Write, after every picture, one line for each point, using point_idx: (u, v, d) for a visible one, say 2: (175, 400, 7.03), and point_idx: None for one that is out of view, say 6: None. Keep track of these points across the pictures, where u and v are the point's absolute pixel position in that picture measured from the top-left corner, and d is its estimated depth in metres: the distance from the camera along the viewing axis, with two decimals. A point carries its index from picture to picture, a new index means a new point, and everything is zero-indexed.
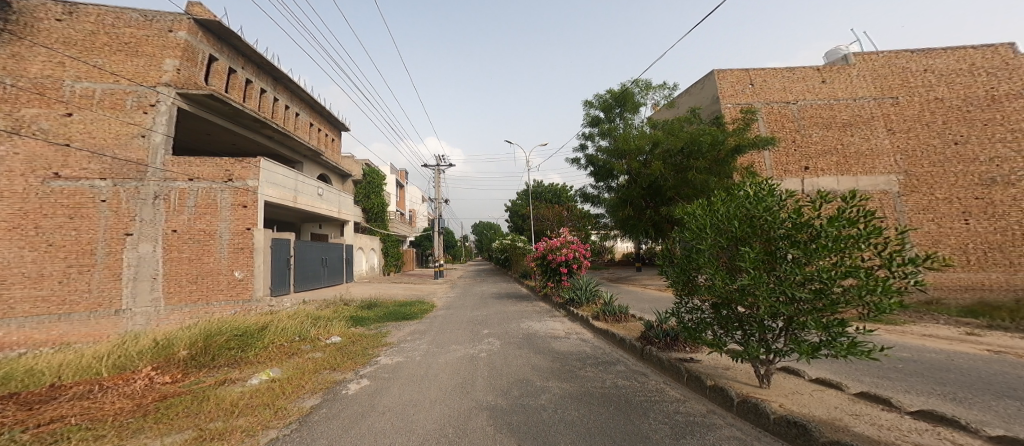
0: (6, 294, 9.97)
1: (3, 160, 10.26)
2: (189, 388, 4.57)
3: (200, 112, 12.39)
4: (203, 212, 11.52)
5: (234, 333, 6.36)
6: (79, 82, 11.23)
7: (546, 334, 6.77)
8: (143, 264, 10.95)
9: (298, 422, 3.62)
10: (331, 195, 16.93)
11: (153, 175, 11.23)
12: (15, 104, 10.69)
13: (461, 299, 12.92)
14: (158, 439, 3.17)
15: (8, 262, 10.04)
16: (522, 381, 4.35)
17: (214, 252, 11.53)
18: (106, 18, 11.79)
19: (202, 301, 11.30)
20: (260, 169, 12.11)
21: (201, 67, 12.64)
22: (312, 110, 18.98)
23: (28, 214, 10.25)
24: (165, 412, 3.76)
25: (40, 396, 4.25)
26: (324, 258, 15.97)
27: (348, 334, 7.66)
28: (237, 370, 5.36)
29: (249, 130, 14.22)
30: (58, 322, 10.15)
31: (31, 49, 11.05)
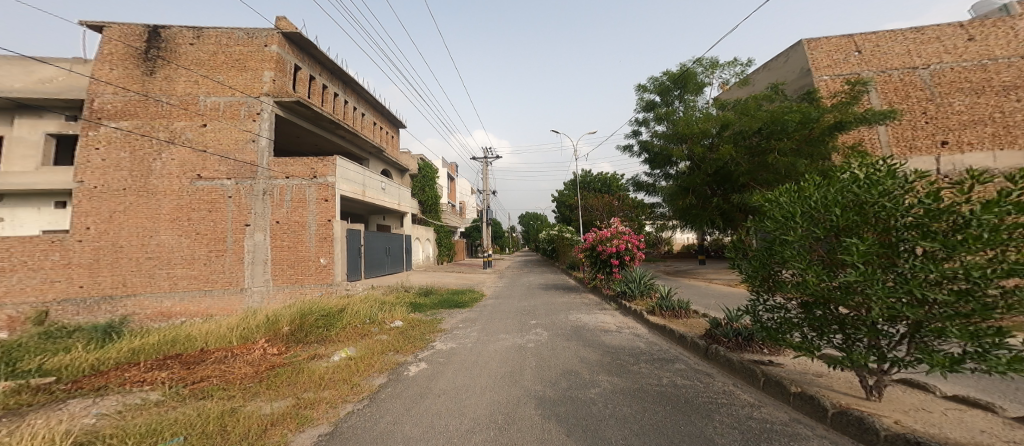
0: (171, 273, 12.46)
1: (164, 164, 12.69)
2: (290, 360, 5.25)
3: (291, 117, 13.94)
4: (297, 206, 12.97)
5: (320, 314, 7.14)
6: (208, 97, 13.19)
7: (596, 328, 6.58)
8: (258, 250, 12.72)
9: (369, 399, 3.97)
10: (392, 189, 18.05)
11: (262, 174, 12.92)
12: (169, 119, 12.99)
13: (510, 288, 13.14)
14: (268, 404, 3.70)
15: (172, 246, 12.48)
16: (572, 373, 4.30)
17: (305, 241, 12.92)
18: (221, 39, 13.58)
19: (297, 284, 12.81)
20: (336, 166, 13.18)
21: (289, 76, 14.07)
22: (376, 110, 20.36)
23: (182, 209, 12.59)
24: (273, 380, 4.37)
25: (194, 358, 5.24)
26: (388, 248, 17.14)
27: (409, 319, 8.20)
28: (323, 347, 6.00)
29: (325, 131, 15.65)
30: (204, 297, 12.46)
31: (176, 71, 13.23)
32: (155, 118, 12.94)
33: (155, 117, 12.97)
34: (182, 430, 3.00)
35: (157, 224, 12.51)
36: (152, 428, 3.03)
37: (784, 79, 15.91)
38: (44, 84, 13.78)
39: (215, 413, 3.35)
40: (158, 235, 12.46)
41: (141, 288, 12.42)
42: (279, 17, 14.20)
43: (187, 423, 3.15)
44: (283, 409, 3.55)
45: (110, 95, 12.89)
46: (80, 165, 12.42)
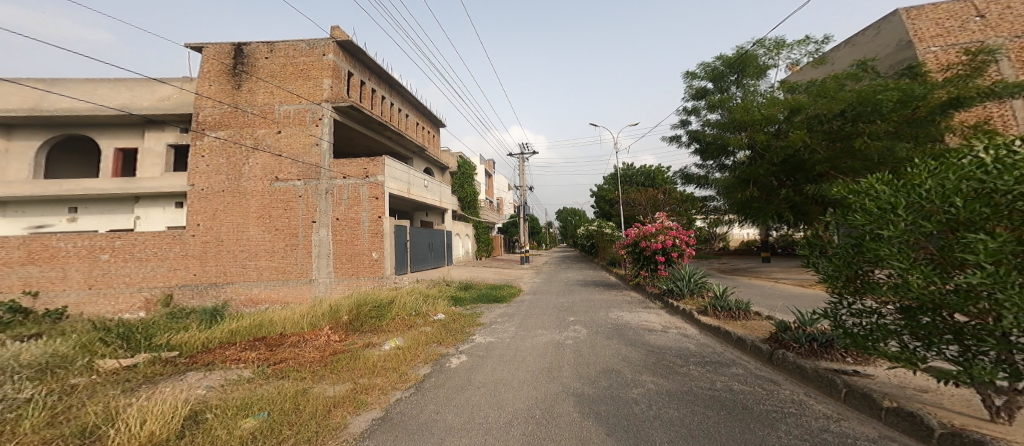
0: (257, 264, 13.93)
1: (252, 167, 14.17)
2: (347, 347, 5.67)
3: (345, 120, 14.85)
4: (353, 203, 13.83)
5: (373, 305, 7.64)
6: (282, 105, 14.38)
7: (640, 327, 6.36)
8: (322, 244, 13.82)
9: (415, 387, 4.17)
10: (434, 187, 18.67)
11: (325, 175, 13.94)
12: (253, 127, 14.41)
13: (547, 284, 13.11)
14: (331, 387, 4.10)
15: (258, 241, 13.95)
16: (613, 371, 4.21)
17: (360, 237, 13.75)
18: (289, 51, 14.60)
19: (353, 276, 13.68)
20: (385, 165, 13.90)
21: (343, 82, 14.91)
22: (418, 110, 21.09)
23: (266, 208, 14.01)
24: (335, 365, 4.77)
25: (275, 341, 6.01)
26: (431, 243, 17.78)
27: (450, 312, 8.48)
28: (375, 337, 6.39)
29: (374, 132, 16.51)
30: (282, 286, 13.84)
31: (257, 83, 14.57)
32: (242, 126, 14.45)
33: (242, 125, 14.48)
34: (262, 407, 3.42)
35: (246, 221, 14.03)
36: (243, 403, 3.50)
37: (876, 56, 14.29)
38: (163, 102, 15.67)
39: (291, 392, 3.80)
40: (249, 231, 13.99)
41: (236, 277, 13.98)
42: (334, 26, 15.07)
43: (264, 401, 3.57)
44: (344, 392, 3.90)
45: (209, 108, 14.57)
46: (191, 171, 14.39)
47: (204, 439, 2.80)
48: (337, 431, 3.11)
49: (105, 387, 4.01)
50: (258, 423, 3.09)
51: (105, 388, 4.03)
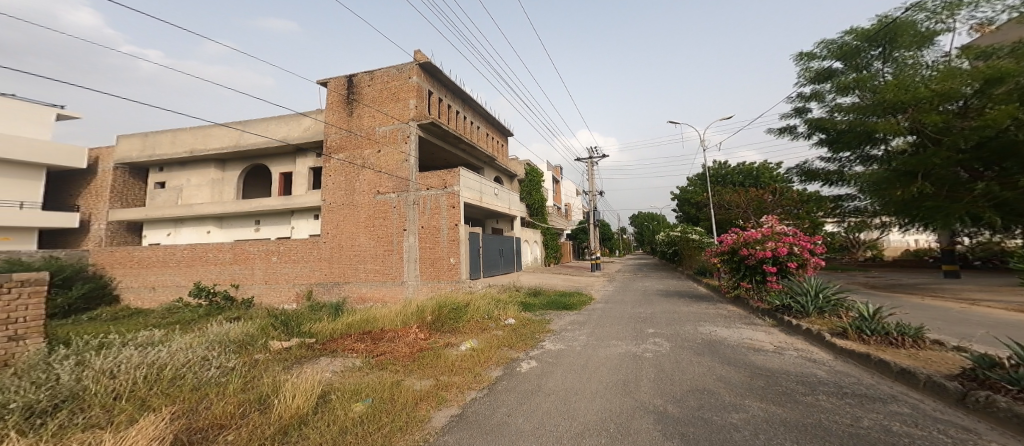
0: (366, 267, 15.62)
1: (359, 183, 16.11)
2: (430, 345, 6.04)
3: (427, 136, 16.10)
4: (435, 212, 14.84)
5: (451, 306, 8.13)
6: (379, 127, 16.05)
7: (735, 344, 5.70)
8: (410, 250, 15.03)
9: (488, 389, 4.27)
10: (504, 194, 19.19)
11: (411, 188, 15.20)
12: (358, 149, 16.32)
13: (622, 293, 12.52)
14: (418, 381, 4.44)
15: (367, 246, 15.68)
16: (701, 391, 3.83)
17: (440, 243, 14.64)
18: (383, 77, 16.24)
19: (436, 280, 14.59)
20: (460, 176, 14.72)
21: (425, 101, 16.12)
22: (488, 122, 21.99)
23: (370, 218, 15.75)
24: (419, 362, 5.10)
25: (378, 334, 6.82)
26: (501, 250, 18.18)
27: (520, 317, 8.55)
28: (453, 337, 6.73)
29: (450, 145, 17.61)
30: (381, 286, 15.33)
31: (362, 109, 16.50)
32: (348, 147, 16.51)
33: (348, 147, 16.54)
34: (367, 394, 3.89)
35: (357, 231, 15.91)
36: (356, 388, 4.06)
37: None
38: (308, 132, 17.98)
39: (387, 383, 4.21)
40: (362, 238, 15.80)
41: (352, 278, 15.77)
42: (416, 51, 16.45)
43: (368, 388, 4.05)
44: (428, 388, 4.18)
45: (336, 135, 16.85)
46: (324, 189, 16.79)
47: (328, 417, 3.31)
48: (423, 423, 3.32)
49: (272, 363, 5.02)
50: (364, 407, 3.53)
51: (274, 364, 5.06)
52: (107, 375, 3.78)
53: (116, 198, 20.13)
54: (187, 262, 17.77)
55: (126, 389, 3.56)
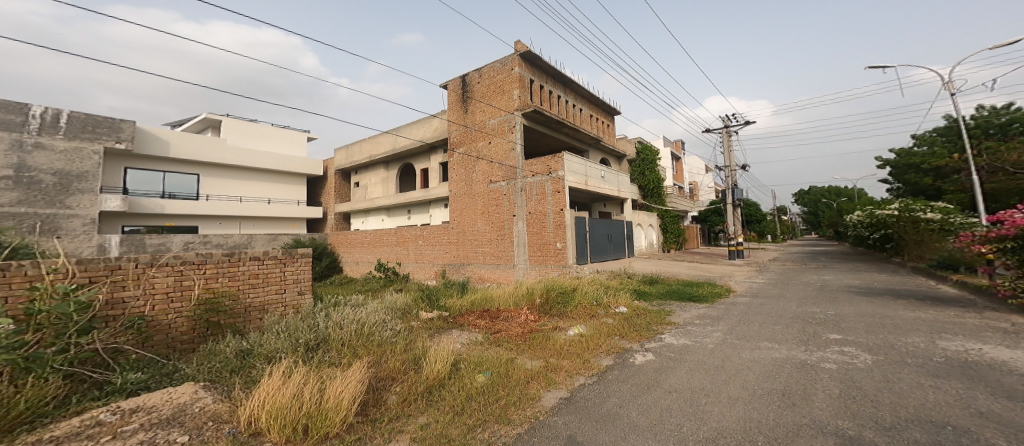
0: (483, 250, 16.87)
1: (474, 173, 17.42)
2: (540, 328, 6.17)
3: (531, 124, 16.34)
4: (541, 197, 15.03)
5: (558, 290, 8.17)
6: (489, 120, 16.92)
7: (942, 358, 4.28)
8: (520, 235, 15.60)
9: (599, 377, 4.12)
10: (613, 176, 18.27)
11: (519, 175, 15.69)
12: (470, 143, 17.64)
13: (764, 286, 10.64)
14: (529, 360, 4.60)
15: (484, 232, 16.91)
16: (890, 413, 2.99)
17: (546, 228, 14.78)
18: (489, 71, 17.00)
19: (543, 264, 14.83)
20: (564, 160, 14.60)
21: (528, 90, 16.32)
22: (591, 103, 21.02)
23: (485, 205, 16.91)
24: (532, 343, 5.29)
25: (496, 313, 7.33)
26: (610, 234, 17.31)
27: (634, 306, 8.02)
28: (561, 321, 6.79)
29: (553, 131, 17.59)
30: (496, 268, 16.36)
31: (473, 105, 17.64)
32: (464, 141, 17.95)
33: (463, 141, 17.98)
34: (487, 367, 4.23)
35: (475, 217, 17.30)
36: (478, 360, 4.48)
37: None
38: (438, 131, 19.89)
39: (502, 360, 4.48)
40: (480, 224, 17.09)
41: (473, 260, 17.22)
42: (517, 41, 16.68)
43: (487, 362, 4.41)
44: (539, 368, 4.28)
45: (456, 131, 18.34)
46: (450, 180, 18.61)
47: (458, 385, 3.79)
48: (533, 401, 3.44)
49: (422, 330, 5.93)
50: (485, 379, 3.88)
51: (421, 331, 5.94)
52: (338, 325, 5.17)
53: (335, 195, 25.46)
54: (372, 244, 21.64)
55: (342, 337, 4.83)
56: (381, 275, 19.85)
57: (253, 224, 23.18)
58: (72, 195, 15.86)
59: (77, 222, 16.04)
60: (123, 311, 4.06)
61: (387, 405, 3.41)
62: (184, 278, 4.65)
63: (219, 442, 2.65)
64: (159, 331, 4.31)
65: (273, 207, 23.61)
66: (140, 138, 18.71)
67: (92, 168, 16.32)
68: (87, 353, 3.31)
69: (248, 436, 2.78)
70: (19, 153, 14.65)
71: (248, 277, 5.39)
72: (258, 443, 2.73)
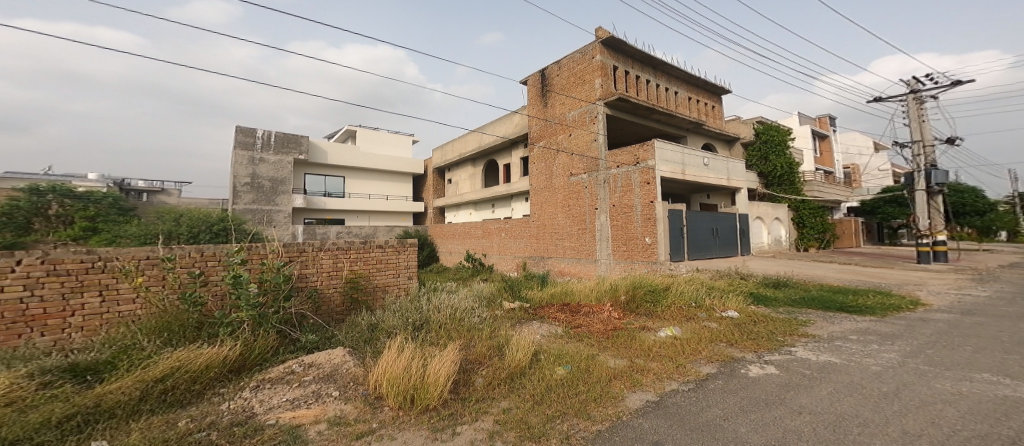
0: (564, 244, 16.62)
1: (556, 168, 17.09)
2: (626, 326, 5.74)
3: (615, 113, 15.33)
4: (626, 189, 14.08)
5: (647, 288, 7.50)
6: (571, 111, 16.38)
7: None
8: (603, 229, 14.88)
9: (697, 384, 3.63)
10: (719, 163, 16.02)
11: (602, 167, 14.90)
12: (552, 137, 17.43)
13: (944, 299, 8.12)
14: (612, 359, 4.30)
15: (565, 226, 16.61)
16: None
17: (634, 222, 13.72)
18: (571, 63, 16.43)
19: (629, 260, 13.84)
20: (655, 149, 13.25)
21: (612, 78, 15.32)
22: (688, 84, 18.68)
23: (567, 199, 16.54)
24: (617, 340, 4.97)
25: (579, 307, 7.10)
26: (715, 228, 14.66)
27: (749, 311, 6.80)
28: (650, 321, 6.22)
29: (642, 119, 16.29)
30: (578, 262, 15.98)
31: (555, 98, 17.31)
32: (546, 135, 17.74)
33: (546, 135, 17.76)
34: (567, 361, 4.07)
35: (556, 210, 17.12)
36: (559, 353, 4.36)
37: None
38: (519, 127, 19.81)
39: (584, 354, 4.28)
40: (561, 217, 16.83)
41: (554, 253, 17.12)
42: (599, 27, 15.65)
43: (568, 355, 4.26)
44: (622, 367, 4.00)
45: (538, 126, 18.23)
46: (531, 175, 18.67)
47: (538, 375, 3.72)
48: (617, 402, 3.18)
49: (506, 320, 6.05)
50: (565, 373, 3.73)
51: (505, 321, 6.04)
52: (437, 309, 5.59)
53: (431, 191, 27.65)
54: (465, 236, 22.99)
55: (439, 320, 5.17)
56: (469, 265, 20.85)
57: (380, 217, 26.71)
58: (279, 195, 21.34)
59: (279, 215, 21.33)
60: (305, 285, 5.20)
61: (474, 386, 3.53)
62: (339, 261, 5.61)
63: (356, 400, 3.22)
64: (325, 302, 5.36)
65: (393, 203, 26.66)
66: (314, 149, 23.39)
67: (289, 175, 21.75)
68: (287, 315, 4.46)
69: (375, 398, 3.25)
70: (253, 166, 20.47)
71: (375, 262, 6.14)
72: (381, 406, 3.13)
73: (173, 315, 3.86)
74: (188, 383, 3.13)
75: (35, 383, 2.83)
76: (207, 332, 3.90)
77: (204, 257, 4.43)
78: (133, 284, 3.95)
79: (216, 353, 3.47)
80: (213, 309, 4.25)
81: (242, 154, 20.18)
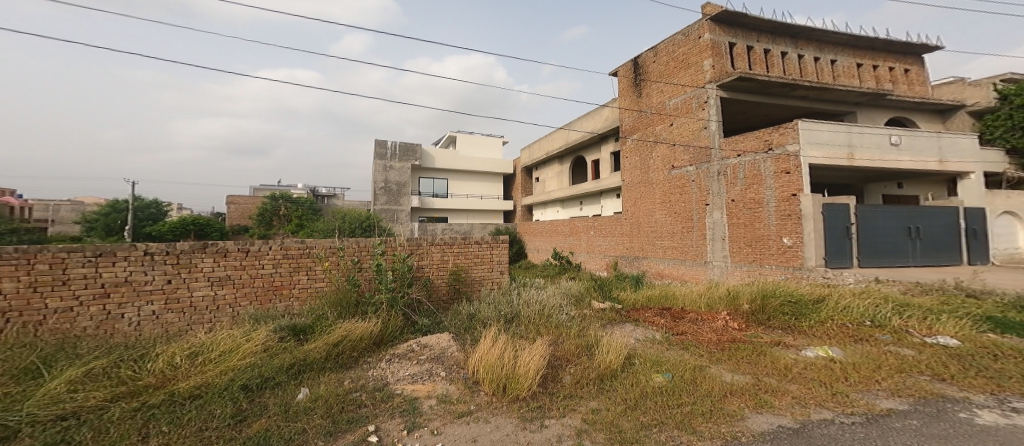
0: (662, 243, 13.34)
1: (653, 163, 13.73)
2: (751, 339, 4.69)
3: (735, 97, 11.61)
4: (751, 182, 10.17)
5: (782, 297, 5.84)
6: (670, 99, 12.96)
7: None
8: (716, 228, 11.23)
9: (866, 419, 2.73)
10: (924, 140, 10.68)
11: (714, 157, 11.22)
12: (645, 128, 14.15)
13: None
14: (729, 374, 3.58)
15: (664, 223, 13.28)
16: None
17: (764, 218, 9.87)
18: (669, 48, 13.13)
19: (758, 264, 10.10)
20: (800, 130, 9.27)
21: (727, 58, 11.74)
22: (852, 49, 13.44)
23: (666, 195, 13.17)
24: (736, 354, 4.10)
25: (680, 313, 6.16)
26: (916, 228, 9.46)
27: (977, 339, 4.52)
28: (787, 337, 4.91)
29: (779, 98, 12.22)
30: (681, 264, 12.61)
31: (650, 86, 13.99)
32: (639, 127, 14.50)
33: (638, 127, 14.52)
34: (668, 368, 3.58)
35: (651, 205, 13.93)
36: (657, 359, 3.84)
37: None
38: (607, 121, 17.35)
39: (689, 364, 3.66)
40: (657, 214, 13.55)
41: (649, 252, 13.91)
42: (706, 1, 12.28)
43: (670, 363, 3.72)
44: (743, 384, 3.29)
45: (629, 118, 14.99)
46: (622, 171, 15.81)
47: (632, 380, 3.36)
48: (736, 422, 2.64)
49: (594, 319, 5.62)
50: (665, 381, 3.30)
51: (593, 320, 5.63)
52: (526, 304, 5.49)
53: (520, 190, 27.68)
54: (550, 232, 20.28)
55: (528, 315, 5.12)
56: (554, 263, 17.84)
57: (476, 215, 28.23)
58: (402, 196, 24.69)
59: (402, 214, 24.69)
60: (420, 274, 5.81)
61: (562, 383, 3.40)
62: (444, 255, 6.04)
63: (458, 382, 3.45)
64: (434, 290, 5.87)
65: (485, 202, 27.90)
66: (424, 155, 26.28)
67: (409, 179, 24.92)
68: (410, 299, 5.11)
69: (473, 382, 3.42)
70: (385, 173, 24.26)
71: (473, 257, 6.31)
72: (478, 390, 3.28)
73: (344, 291, 4.80)
74: (354, 349, 3.93)
75: (273, 337, 3.86)
76: (362, 309, 4.74)
77: (361, 247, 5.35)
78: (321, 268, 5.01)
79: (368, 327, 4.22)
80: (367, 289, 5.14)
81: (377, 163, 24.16)
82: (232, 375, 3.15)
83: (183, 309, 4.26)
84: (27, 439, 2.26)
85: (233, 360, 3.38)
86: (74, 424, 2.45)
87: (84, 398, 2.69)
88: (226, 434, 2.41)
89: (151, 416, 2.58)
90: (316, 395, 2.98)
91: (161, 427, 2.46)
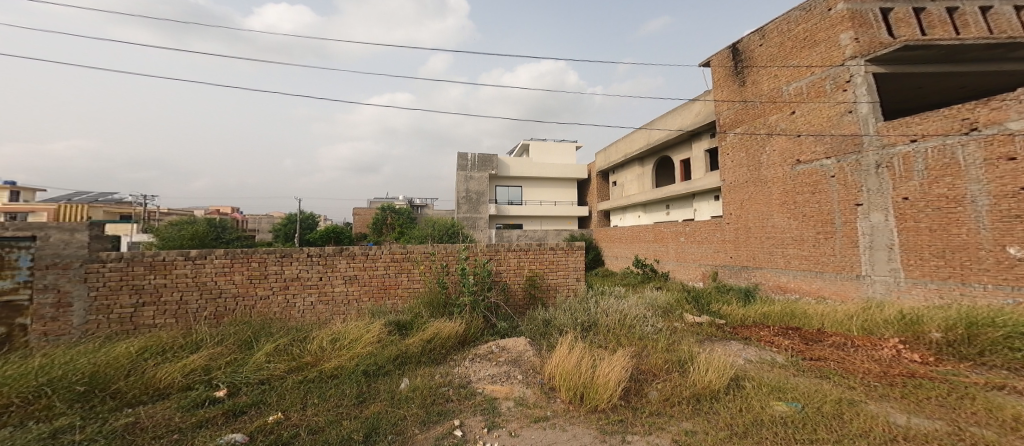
0: (782, 252, 10.07)
1: (766, 159, 10.55)
2: (944, 375, 3.62)
3: (902, 70, 8.44)
4: (938, 175, 6.79)
5: (979, 322, 4.26)
6: (788, 85, 9.92)
7: None
8: (875, 234, 7.82)
9: None
10: None
11: (868, 145, 7.95)
12: (750, 121, 11.10)
13: None
14: (903, 415, 2.89)
15: (782, 227, 10.04)
16: None
17: (966, 220, 6.47)
18: (781, 27, 10.20)
19: (947, 281, 6.71)
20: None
21: (881, 26, 8.51)
22: None
23: (785, 194, 9.96)
24: (914, 390, 3.29)
25: (813, 335, 5.16)
26: None
27: None
28: (1007, 378, 3.53)
29: (979, 65, 8.52)
30: (812, 277, 9.25)
31: (753, 74, 11.03)
32: (742, 120, 11.42)
33: (742, 119, 11.44)
34: (795, 397, 3.10)
35: (762, 206, 10.67)
36: (779, 385, 3.36)
37: None
38: (699, 116, 15.78)
39: (833, 396, 3.11)
40: (769, 218, 10.44)
41: (763, 262, 10.70)
42: None
43: (800, 392, 3.21)
44: (929, 429, 2.61)
45: (727, 112, 11.97)
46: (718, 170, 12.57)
47: (741, 405, 3.01)
48: None
49: (689, 334, 5.16)
50: (790, 411, 2.87)
51: (689, 335, 5.17)
52: (607, 313, 5.25)
53: (597, 195, 26.89)
54: (631, 238, 18.59)
55: (610, 324, 4.93)
56: (637, 272, 15.80)
57: (551, 222, 28.06)
58: (482, 204, 25.99)
59: (481, 221, 25.91)
60: (499, 280, 5.97)
61: (648, 399, 3.20)
62: (521, 261, 6.10)
63: (533, 386, 3.47)
64: (512, 295, 6.00)
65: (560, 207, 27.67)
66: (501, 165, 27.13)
67: (487, 188, 26.13)
68: (488, 303, 5.34)
69: (548, 389, 3.41)
70: (466, 182, 25.80)
71: (548, 263, 6.24)
72: (554, 397, 3.27)
73: (436, 292, 5.22)
74: (447, 347, 4.27)
75: (384, 330, 4.36)
76: (450, 309, 5.14)
77: (450, 253, 5.66)
78: (417, 270, 5.47)
79: (453, 327, 4.52)
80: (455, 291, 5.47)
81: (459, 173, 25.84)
82: (357, 360, 3.66)
83: (328, 302, 5.06)
84: (243, 397, 3.00)
85: (358, 347, 3.91)
86: (267, 389, 3.15)
87: (272, 369, 3.45)
88: (351, 412, 2.80)
89: (308, 386, 3.21)
90: (415, 386, 3.28)
91: (313, 399, 2.99)
